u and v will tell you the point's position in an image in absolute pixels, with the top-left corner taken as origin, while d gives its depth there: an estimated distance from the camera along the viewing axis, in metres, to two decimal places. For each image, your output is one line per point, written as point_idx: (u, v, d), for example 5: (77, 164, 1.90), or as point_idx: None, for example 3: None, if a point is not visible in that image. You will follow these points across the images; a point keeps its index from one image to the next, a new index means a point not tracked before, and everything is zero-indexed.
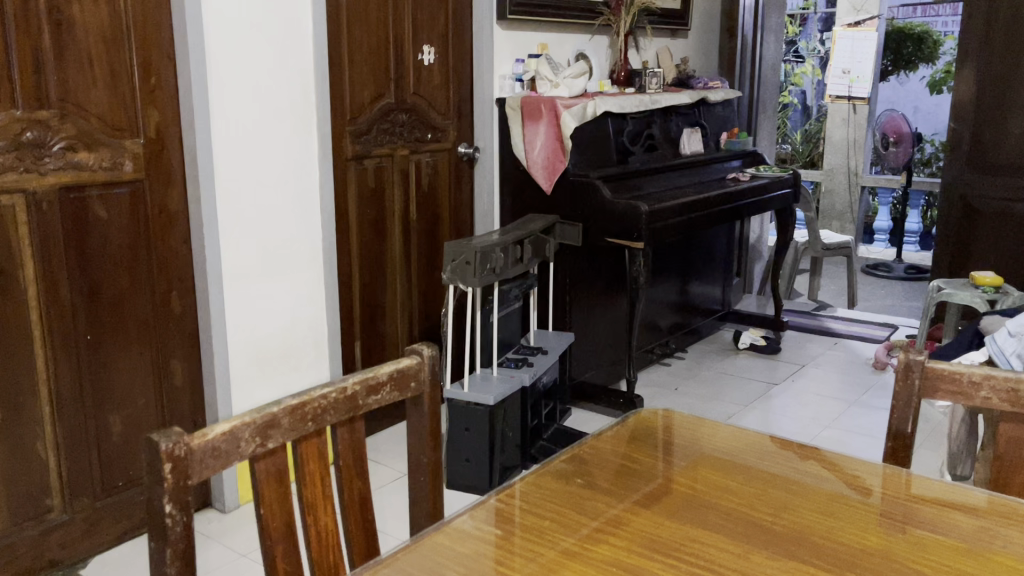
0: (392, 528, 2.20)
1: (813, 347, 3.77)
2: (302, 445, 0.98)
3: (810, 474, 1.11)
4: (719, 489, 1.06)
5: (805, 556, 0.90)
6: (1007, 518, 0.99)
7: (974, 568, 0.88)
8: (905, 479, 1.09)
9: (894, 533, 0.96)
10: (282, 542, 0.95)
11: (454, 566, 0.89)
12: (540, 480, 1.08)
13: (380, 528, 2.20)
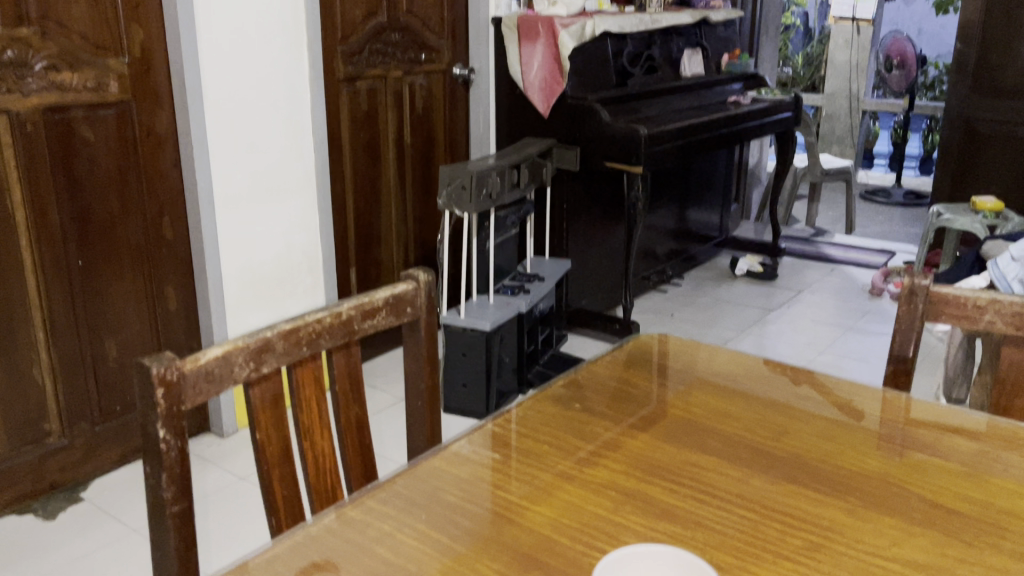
0: (390, 452, 2.22)
1: (811, 273, 3.76)
2: (297, 369, 0.96)
3: (808, 398, 1.11)
4: (717, 414, 1.06)
5: (804, 480, 0.90)
6: (1007, 442, 0.99)
7: (974, 491, 0.88)
8: (905, 403, 1.08)
9: (893, 456, 0.95)
10: (279, 466, 0.95)
11: (451, 489, 0.88)
12: (537, 405, 1.08)
13: (379, 452, 2.21)
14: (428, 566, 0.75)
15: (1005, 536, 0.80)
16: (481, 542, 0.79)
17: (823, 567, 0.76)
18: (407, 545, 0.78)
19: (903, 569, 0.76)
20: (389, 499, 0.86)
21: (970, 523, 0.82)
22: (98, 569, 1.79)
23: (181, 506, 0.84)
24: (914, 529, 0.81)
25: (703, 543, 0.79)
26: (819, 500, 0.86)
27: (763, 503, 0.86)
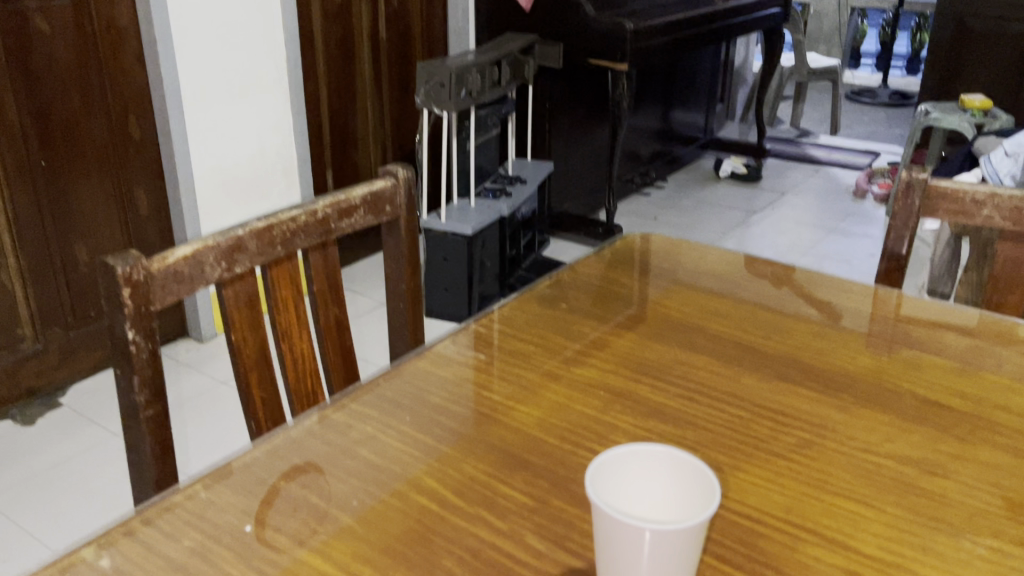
0: (371, 355, 2.20)
1: (794, 175, 3.72)
2: (272, 270, 0.92)
3: (800, 296, 1.08)
4: (706, 312, 1.03)
5: (796, 378, 0.88)
6: (1000, 338, 0.97)
7: (966, 387, 0.87)
8: (896, 300, 1.06)
9: (884, 353, 0.94)
10: (256, 369, 0.92)
11: (435, 389, 0.85)
12: (521, 304, 1.05)
13: (360, 355, 2.20)
14: (413, 468, 0.73)
15: (998, 431, 0.79)
16: (467, 443, 0.77)
17: (817, 465, 0.74)
18: (390, 446, 0.76)
19: (897, 466, 0.74)
20: (373, 401, 0.83)
21: (963, 419, 0.81)
22: (79, 474, 1.78)
23: (155, 409, 0.81)
24: (906, 425, 0.80)
25: (695, 442, 0.77)
26: (812, 398, 0.85)
27: (755, 401, 0.84)
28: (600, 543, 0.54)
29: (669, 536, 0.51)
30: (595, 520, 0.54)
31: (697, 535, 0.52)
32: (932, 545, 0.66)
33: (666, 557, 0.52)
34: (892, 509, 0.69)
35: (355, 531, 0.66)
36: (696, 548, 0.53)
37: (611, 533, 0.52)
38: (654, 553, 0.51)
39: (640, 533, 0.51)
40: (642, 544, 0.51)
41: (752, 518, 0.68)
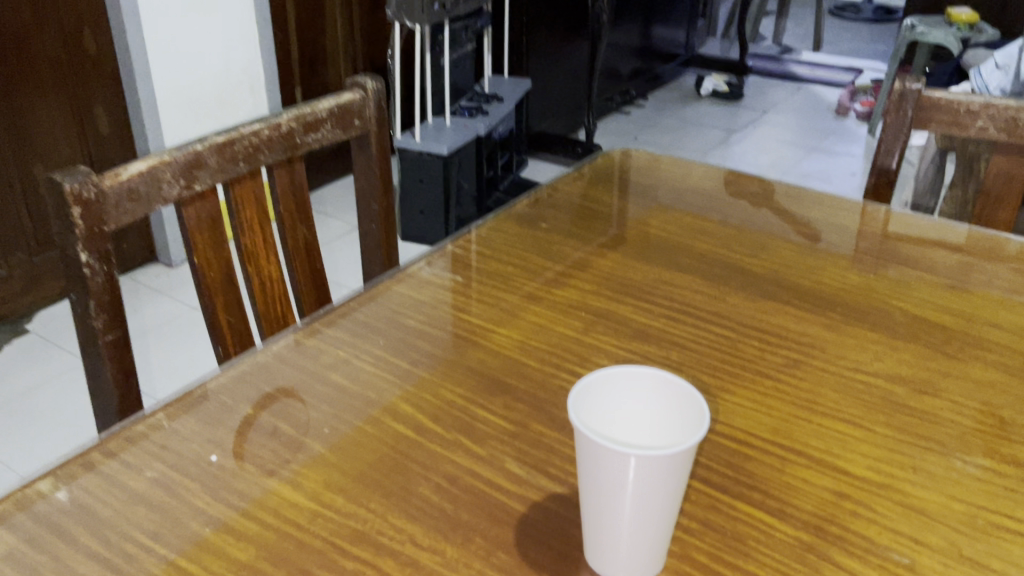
0: (343, 279, 2.16)
1: (775, 93, 3.66)
2: (234, 189, 0.88)
3: (785, 213, 1.05)
4: (691, 231, 1.00)
5: (784, 297, 0.85)
6: (990, 255, 0.94)
7: (958, 305, 0.84)
8: (884, 217, 1.03)
9: (870, 270, 0.91)
10: (222, 293, 0.88)
11: (410, 312, 0.82)
12: (499, 224, 1.01)
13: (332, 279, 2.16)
14: (388, 393, 0.70)
15: (990, 348, 0.77)
16: (444, 367, 0.74)
17: (805, 385, 0.72)
18: (364, 372, 0.73)
19: (887, 385, 0.72)
20: (346, 325, 0.80)
21: (953, 336, 0.79)
22: (48, 401, 1.74)
23: (114, 335, 0.77)
24: (897, 343, 0.78)
25: (680, 364, 0.75)
26: (800, 317, 0.82)
27: (743, 321, 0.81)
28: (583, 469, 0.52)
29: (656, 463, 0.48)
30: (578, 445, 0.51)
31: (685, 461, 0.49)
32: (923, 465, 0.64)
33: (652, 483, 0.49)
34: (882, 429, 0.67)
35: (327, 460, 0.63)
36: (685, 473, 0.50)
37: (594, 459, 0.50)
38: (640, 479, 0.49)
39: (625, 460, 0.48)
40: (626, 470, 0.49)
41: (739, 442, 0.66)
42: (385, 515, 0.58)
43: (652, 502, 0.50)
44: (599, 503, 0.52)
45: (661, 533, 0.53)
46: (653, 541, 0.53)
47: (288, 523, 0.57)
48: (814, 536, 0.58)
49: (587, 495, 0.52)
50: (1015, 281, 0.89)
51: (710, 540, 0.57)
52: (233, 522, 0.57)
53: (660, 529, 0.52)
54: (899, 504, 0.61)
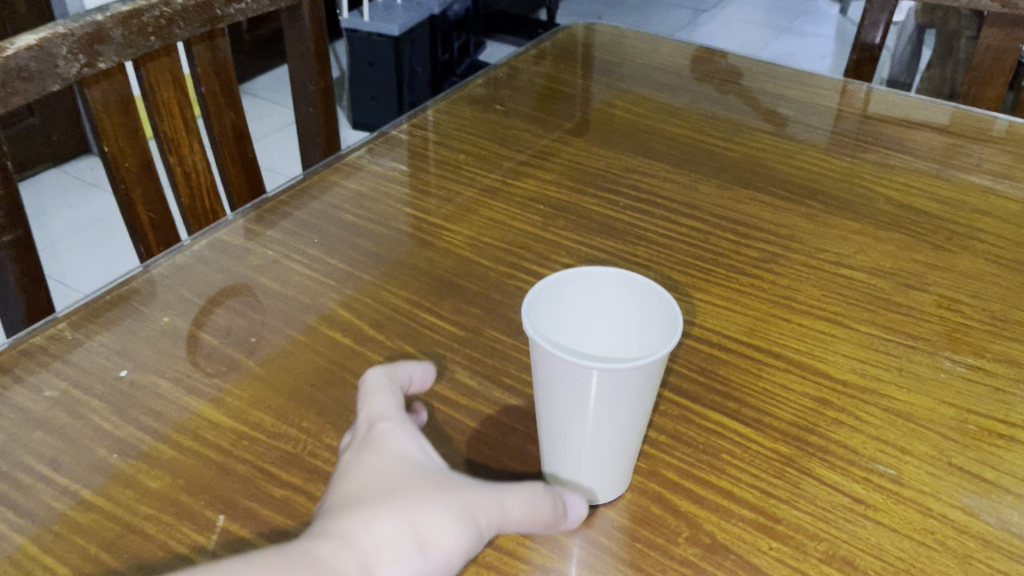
0: (281, 167, 2.05)
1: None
2: (146, 67, 0.77)
3: (759, 92, 0.97)
4: (660, 113, 0.92)
5: (761, 185, 0.79)
6: (977, 135, 0.88)
7: (949, 192, 0.78)
8: (865, 96, 0.96)
9: (848, 153, 0.84)
10: (140, 185, 0.79)
11: (352, 207, 0.74)
12: (451, 108, 0.92)
13: (269, 167, 2.04)
14: (325, 299, 0.63)
15: (980, 238, 0.71)
16: (389, 267, 0.66)
17: (781, 281, 0.66)
18: (299, 275, 0.65)
19: (871, 279, 0.66)
20: (276, 221, 0.71)
21: (941, 224, 0.73)
22: None
23: (14, 235, 0.68)
24: (881, 234, 0.72)
25: (648, 260, 0.68)
26: (779, 206, 0.75)
27: (715, 212, 0.75)
28: (538, 381, 0.45)
29: (621, 376, 0.42)
30: (532, 355, 0.45)
31: (653, 371, 0.43)
32: (910, 366, 0.59)
33: (617, 396, 0.43)
34: (866, 327, 0.62)
35: (255, 374, 0.56)
36: (654, 386, 0.44)
37: (551, 370, 0.43)
38: (602, 393, 0.43)
39: (586, 374, 0.42)
40: (586, 384, 0.42)
41: (712, 344, 0.60)
42: (319, 435, 0.52)
43: (617, 417, 0.44)
44: (557, 418, 0.46)
45: (627, 451, 0.47)
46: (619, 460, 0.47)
47: (207, 445, 0.51)
48: (792, 448, 0.53)
49: (543, 409, 0.46)
50: (1004, 164, 0.83)
51: (681, 455, 0.52)
52: (145, 447, 0.51)
53: (627, 446, 0.47)
54: (886, 409, 0.55)
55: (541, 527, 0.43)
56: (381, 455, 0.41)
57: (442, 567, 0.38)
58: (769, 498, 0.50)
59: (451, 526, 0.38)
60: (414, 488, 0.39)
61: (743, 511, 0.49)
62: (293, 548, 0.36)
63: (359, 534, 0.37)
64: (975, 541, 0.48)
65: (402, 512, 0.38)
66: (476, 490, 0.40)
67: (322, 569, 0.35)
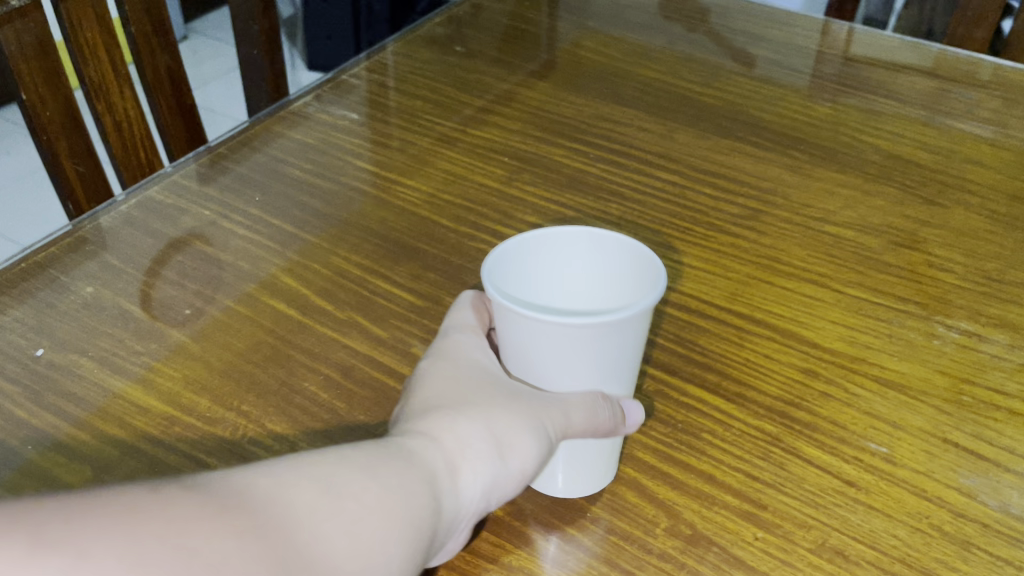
0: (232, 110, 1.96)
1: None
2: (66, 4, 0.69)
3: (737, 30, 0.92)
4: (632, 55, 0.86)
5: (741, 134, 0.74)
6: (966, 78, 0.83)
7: (937, 140, 0.73)
8: (846, 35, 0.90)
9: (828, 98, 0.79)
10: (64, 137, 0.72)
11: (299, 162, 0.68)
12: (408, 49, 0.85)
13: (214, 109, 1.95)
14: (266, 265, 0.57)
15: (972, 191, 0.67)
16: (338, 228, 0.61)
17: (763, 239, 0.62)
18: (239, 237, 0.59)
19: (859, 237, 0.62)
20: (216, 177, 0.65)
21: (930, 175, 0.69)
22: None
23: None
24: (870, 187, 0.67)
25: (620, 218, 0.63)
26: (760, 157, 0.71)
27: (690, 163, 0.70)
28: (510, 349, 0.41)
29: (609, 329, 0.37)
30: (498, 321, 0.40)
31: (638, 325, 0.39)
32: (900, 332, 0.55)
33: (607, 350, 0.39)
34: (854, 290, 0.58)
35: (188, 351, 0.51)
36: (643, 337, 0.40)
37: (526, 335, 0.39)
38: (581, 348, 0.38)
39: (562, 331, 0.37)
40: (570, 342, 0.38)
41: (693, 312, 0.56)
42: (260, 421, 0.46)
43: (600, 371, 0.40)
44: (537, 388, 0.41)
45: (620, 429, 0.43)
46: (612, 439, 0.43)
47: (133, 433, 0.46)
48: (777, 425, 0.48)
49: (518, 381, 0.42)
50: (992, 110, 0.78)
51: (658, 435, 0.48)
52: (62, 435, 0.45)
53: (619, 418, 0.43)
54: (878, 380, 0.51)
55: (602, 434, 0.41)
56: (454, 364, 0.41)
57: (519, 472, 0.39)
58: (754, 481, 0.45)
59: (527, 431, 0.38)
60: (493, 393, 0.40)
61: (727, 497, 0.44)
62: (387, 441, 0.36)
63: (444, 433, 0.37)
64: (977, 526, 0.44)
65: (483, 415, 0.38)
66: (554, 397, 0.40)
67: (414, 460, 0.36)
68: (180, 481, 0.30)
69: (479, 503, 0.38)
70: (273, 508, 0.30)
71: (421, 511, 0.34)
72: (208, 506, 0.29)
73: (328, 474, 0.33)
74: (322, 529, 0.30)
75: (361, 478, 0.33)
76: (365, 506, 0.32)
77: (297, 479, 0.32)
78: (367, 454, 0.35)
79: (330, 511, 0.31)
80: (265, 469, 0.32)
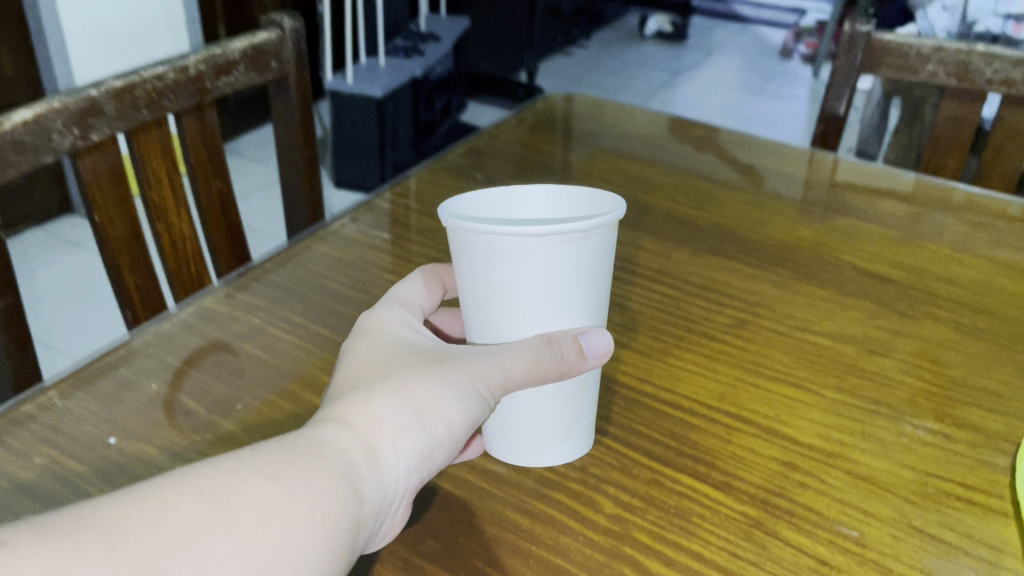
0: (263, 226, 2.07)
1: (714, 58, 3.68)
2: (137, 137, 0.80)
3: (736, 157, 1.02)
4: (634, 181, 0.95)
5: (732, 252, 0.82)
6: (939, 203, 0.91)
7: (911, 259, 0.81)
8: (831, 164, 1.00)
9: (815, 220, 0.88)
10: (127, 251, 0.81)
11: (335, 276, 0.76)
12: (433, 176, 0.95)
13: (249, 226, 2.07)
14: (305, 364, 0.65)
15: (940, 304, 0.74)
16: None
17: (751, 346, 0.69)
18: (281, 341, 0.67)
19: (837, 345, 0.69)
20: (251, 284, 0.74)
21: (904, 291, 0.76)
22: None
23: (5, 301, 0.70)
24: (847, 300, 0.75)
25: (623, 327, 0.71)
26: (750, 274, 0.78)
27: (686, 278, 0.77)
28: (475, 277, 0.50)
29: (573, 242, 0.48)
30: (467, 252, 0.49)
31: (588, 249, 0.49)
32: (873, 431, 0.61)
33: (564, 273, 0.49)
34: (832, 393, 0.64)
35: (237, 440, 0.57)
36: (603, 267, 0.51)
37: (498, 256, 0.48)
38: (545, 265, 0.48)
39: (525, 245, 0.47)
40: (535, 258, 0.48)
41: (685, 410, 0.62)
42: None
43: (557, 299, 0.50)
44: (509, 314, 0.51)
45: (587, 399, 0.56)
46: (577, 412, 0.56)
47: None
48: (759, 509, 0.54)
49: (482, 307, 0.52)
50: (962, 233, 0.86)
51: (652, 518, 0.53)
52: None
53: (585, 387, 0.55)
54: (852, 473, 0.57)
55: (555, 372, 0.49)
56: (373, 355, 0.48)
57: (444, 435, 0.46)
58: (738, 559, 0.51)
59: (445, 397, 0.46)
60: (409, 369, 0.47)
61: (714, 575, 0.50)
62: (300, 436, 0.43)
63: (356, 421, 0.44)
64: None
65: (397, 392, 0.46)
66: (473, 360, 0.48)
67: (327, 453, 0.42)
68: (38, 525, 0.34)
69: (408, 468, 0.45)
70: (153, 543, 0.35)
71: (332, 505, 0.40)
72: (71, 552, 0.33)
73: (221, 491, 0.38)
74: (208, 554, 0.36)
75: (264, 485, 0.39)
76: (261, 514, 0.38)
77: (185, 501, 0.37)
78: (275, 454, 0.41)
79: (220, 532, 0.37)
80: (150, 499, 0.37)
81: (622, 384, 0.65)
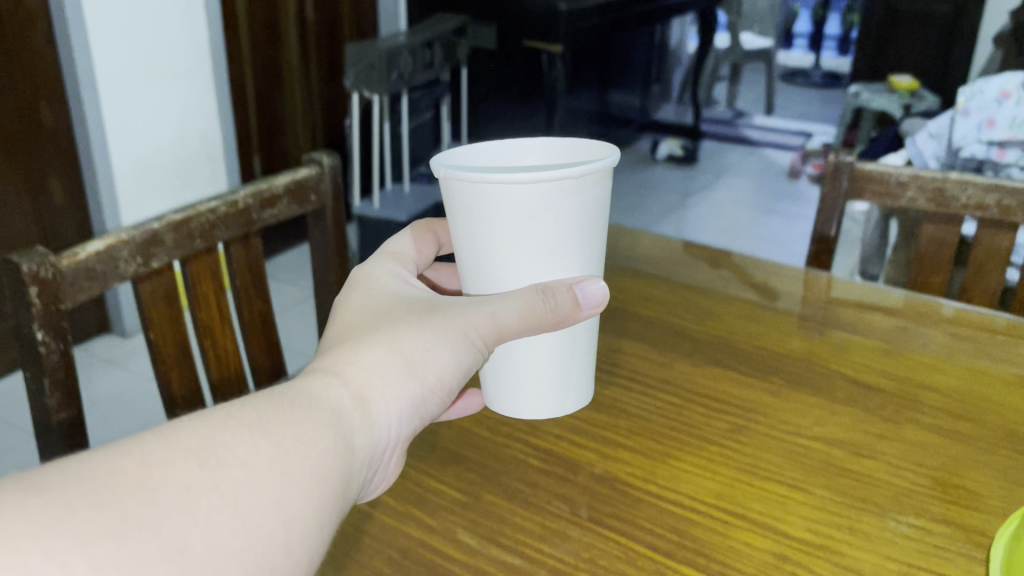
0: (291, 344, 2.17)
1: (724, 179, 3.84)
2: (191, 264, 0.89)
3: (743, 272, 1.10)
4: (639, 298, 1.03)
5: (728, 362, 0.89)
6: (927, 317, 0.98)
7: (896, 368, 0.88)
8: (825, 281, 1.07)
9: (815, 332, 0.95)
10: (177, 367, 0.88)
11: None
12: None
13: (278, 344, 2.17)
14: None
15: (922, 411, 0.80)
16: None
17: (748, 449, 0.75)
18: None
19: (828, 449, 0.75)
20: None
21: (889, 398, 0.82)
22: None
23: (69, 414, 0.78)
24: (836, 406, 0.81)
25: (630, 432, 0.77)
26: (749, 383, 0.85)
27: (688, 387, 0.84)
28: (495, 227, 0.59)
29: (586, 186, 0.59)
30: (494, 207, 0.58)
31: (588, 196, 0.60)
32: (861, 526, 0.66)
33: (575, 214, 0.60)
34: (822, 491, 0.70)
35: None
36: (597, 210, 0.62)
37: (528, 208, 0.58)
38: (565, 211, 0.59)
39: (555, 196, 0.58)
40: (558, 202, 0.58)
41: (686, 507, 0.68)
42: None
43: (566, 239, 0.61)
44: (523, 259, 0.60)
45: (579, 348, 0.67)
46: (572, 355, 0.67)
47: None
48: None
49: (493, 256, 0.61)
50: (946, 344, 0.92)
51: None
52: None
53: (577, 341, 0.66)
54: (839, 565, 0.62)
55: (552, 311, 0.60)
56: (364, 318, 0.56)
57: (435, 383, 0.54)
58: None
59: (439, 344, 0.54)
60: (399, 329, 0.54)
61: None
62: (291, 390, 0.48)
63: (344, 374, 0.50)
64: None
65: (387, 345, 0.53)
66: (459, 314, 0.56)
67: (323, 400, 0.48)
68: (24, 484, 0.35)
69: (399, 411, 0.52)
70: (140, 494, 0.37)
71: (326, 450, 0.45)
72: (55, 507, 0.35)
73: (205, 447, 0.41)
74: (197, 507, 0.38)
75: (257, 437, 0.43)
76: (250, 466, 0.41)
77: (176, 457, 0.40)
78: (264, 409, 0.45)
79: (208, 484, 0.39)
80: (141, 453, 0.39)
81: (625, 483, 0.70)
